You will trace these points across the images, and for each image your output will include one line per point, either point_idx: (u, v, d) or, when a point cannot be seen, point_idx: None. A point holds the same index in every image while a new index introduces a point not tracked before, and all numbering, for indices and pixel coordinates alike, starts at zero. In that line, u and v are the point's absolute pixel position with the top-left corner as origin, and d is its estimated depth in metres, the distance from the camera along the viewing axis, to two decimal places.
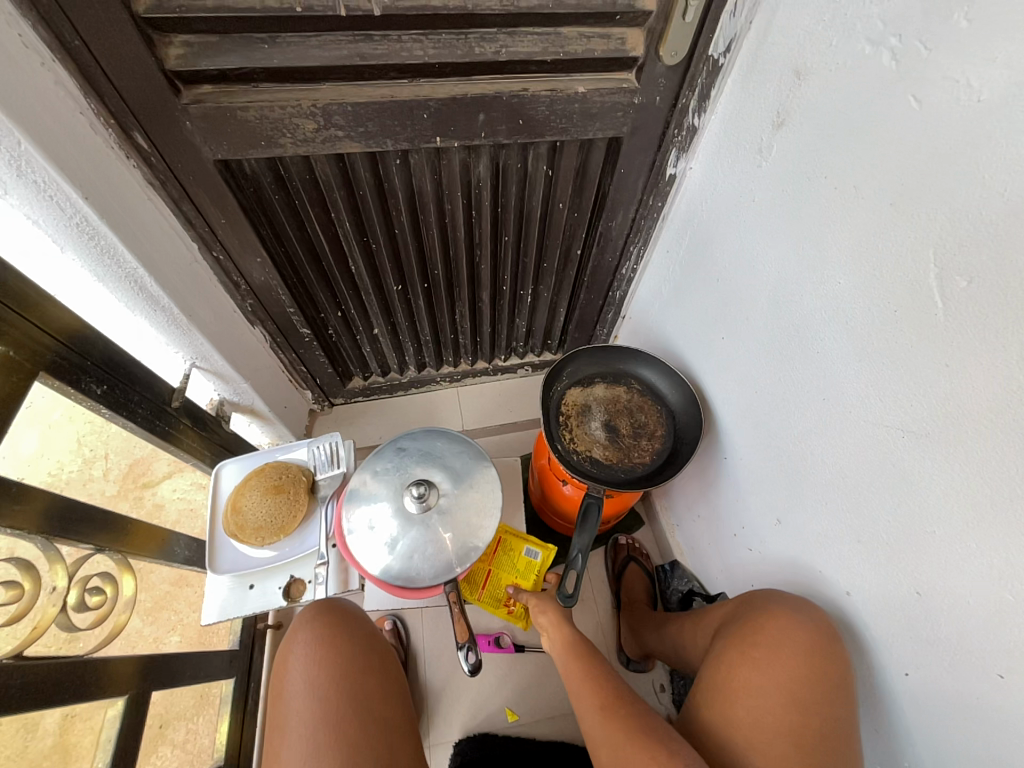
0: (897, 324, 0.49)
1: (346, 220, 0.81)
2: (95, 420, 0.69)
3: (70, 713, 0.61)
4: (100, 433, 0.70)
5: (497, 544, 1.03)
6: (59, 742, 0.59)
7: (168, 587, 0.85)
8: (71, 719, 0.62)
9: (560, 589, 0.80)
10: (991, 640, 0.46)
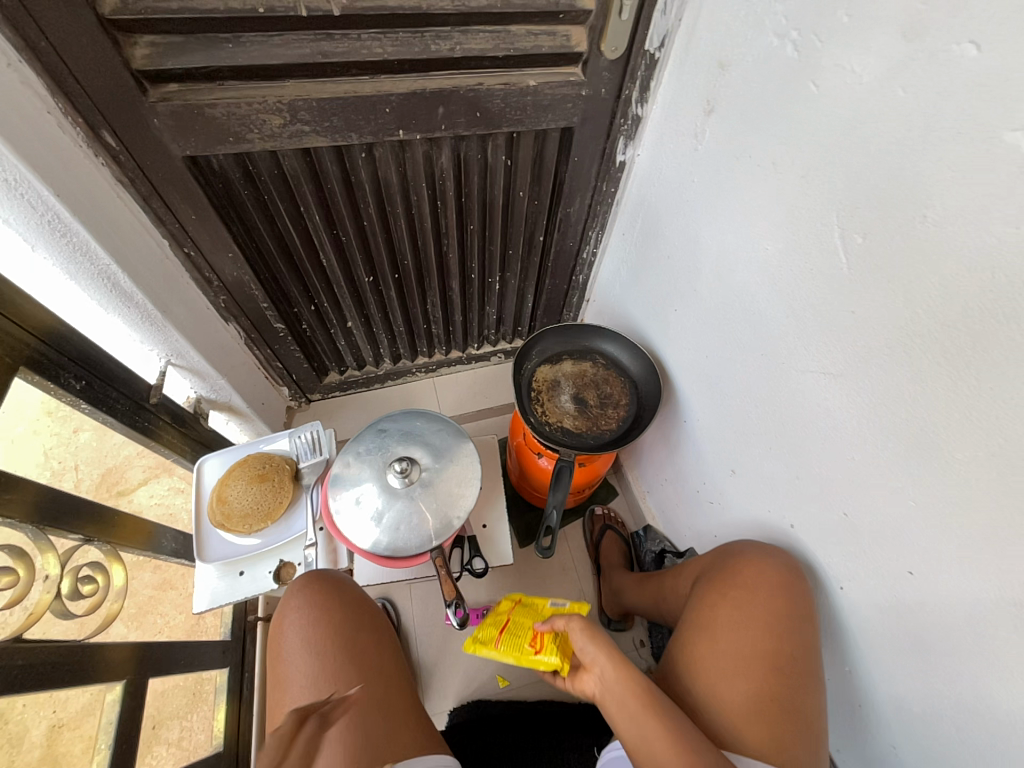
0: (813, 279, 0.57)
1: (315, 214, 0.84)
2: (62, 432, 0.69)
3: (56, 724, 0.61)
4: (68, 445, 0.70)
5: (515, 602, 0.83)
6: (46, 753, 0.59)
7: (152, 593, 0.86)
8: (58, 730, 0.62)
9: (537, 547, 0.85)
10: (903, 544, 0.53)
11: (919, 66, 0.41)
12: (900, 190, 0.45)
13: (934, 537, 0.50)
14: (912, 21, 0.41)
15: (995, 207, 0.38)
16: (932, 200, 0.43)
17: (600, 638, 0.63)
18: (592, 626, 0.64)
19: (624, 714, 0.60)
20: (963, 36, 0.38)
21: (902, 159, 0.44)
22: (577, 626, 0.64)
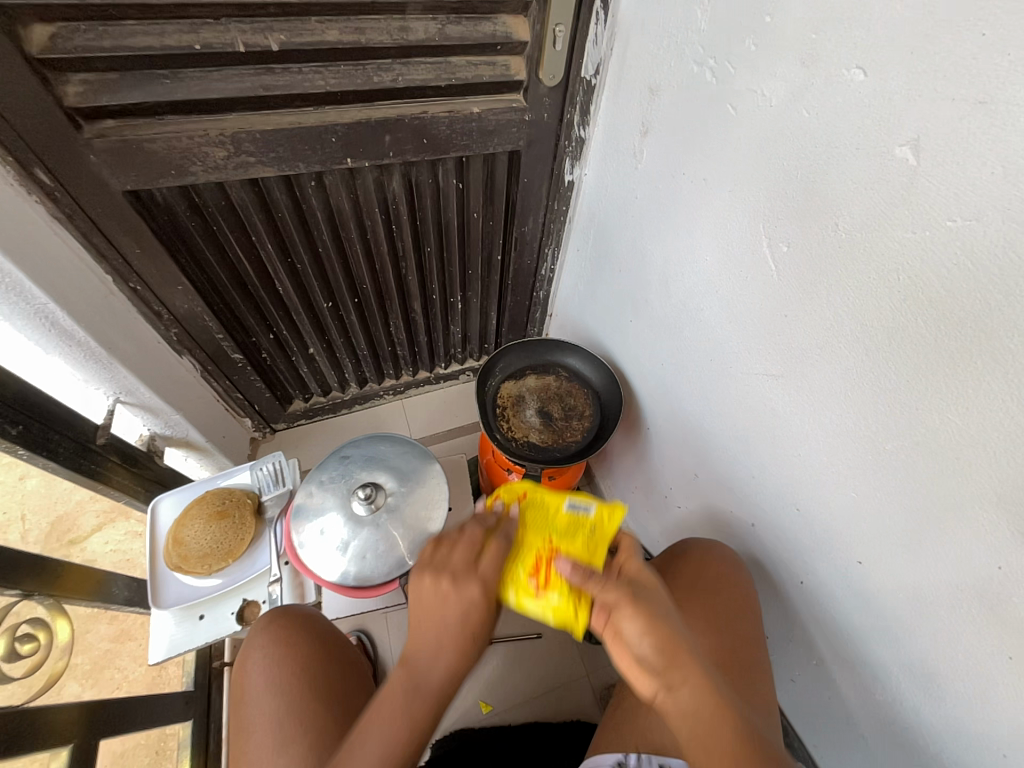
0: (749, 286, 0.60)
1: (267, 244, 0.84)
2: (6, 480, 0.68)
3: None
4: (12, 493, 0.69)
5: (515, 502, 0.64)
6: None
7: (107, 646, 0.81)
8: None
9: None
10: (851, 535, 0.56)
11: (817, 88, 0.45)
12: (814, 200, 0.48)
13: (876, 526, 0.52)
14: (808, 49, 0.45)
15: (892, 214, 0.42)
16: (841, 210, 0.46)
17: (664, 639, 0.49)
18: (657, 618, 0.49)
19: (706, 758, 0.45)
20: (851, 63, 0.42)
21: (812, 172, 0.48)
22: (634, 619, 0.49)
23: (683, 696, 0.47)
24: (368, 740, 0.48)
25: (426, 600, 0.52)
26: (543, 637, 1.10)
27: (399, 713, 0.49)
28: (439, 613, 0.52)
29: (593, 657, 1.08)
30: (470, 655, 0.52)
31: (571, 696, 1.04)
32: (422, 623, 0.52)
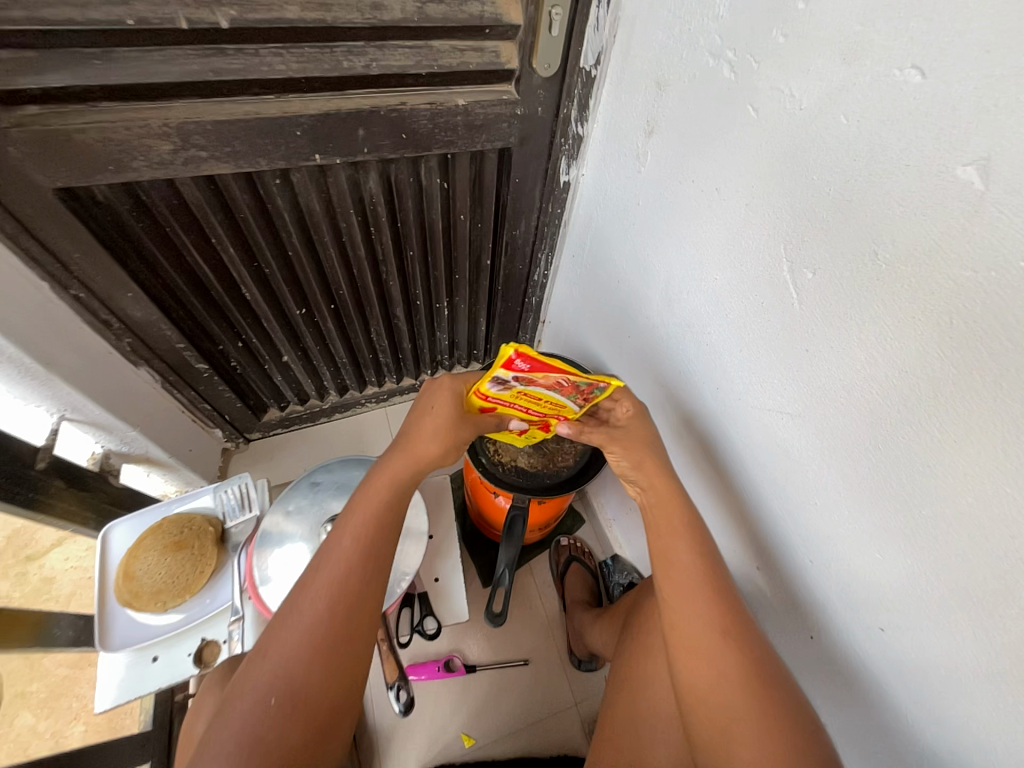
0: (765, 314, 0.53)
1: (229, 247, 0.76)
2: None
3: None
4: None
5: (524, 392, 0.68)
6: None
7: (66, 672, 1.00)
8: None
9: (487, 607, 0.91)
10: (873, 597, 0.50)
11: (860, 90, 0.38)
12: (849, 222, 0.41)
13: (905, 593, 0.46)
14: (851, 43, 0.38)
15: (948, 245, 0.35)
16: (883, 236, 0.39)
17: (675, 520, 0.66)
18: (651, 451, 0.70)
19: (681, 597, 0.61)
20: (905, 61, 0.34)
21: (848, 190, 0.41)
22: (660, 489, 0.68)
23: (677, 554, 0.64)
24: (349, 537, 0.62)
25: (435, 396, 0.71)
26: (531, 663, 1.05)
27: (381, 514, 0.65)
28: (432, 443, 0.69)
29: (583, 686, 1.03)
30: (443, 459, 0.71)
31: (559, 727, 0.99)
32: (427, 418, 0.70)
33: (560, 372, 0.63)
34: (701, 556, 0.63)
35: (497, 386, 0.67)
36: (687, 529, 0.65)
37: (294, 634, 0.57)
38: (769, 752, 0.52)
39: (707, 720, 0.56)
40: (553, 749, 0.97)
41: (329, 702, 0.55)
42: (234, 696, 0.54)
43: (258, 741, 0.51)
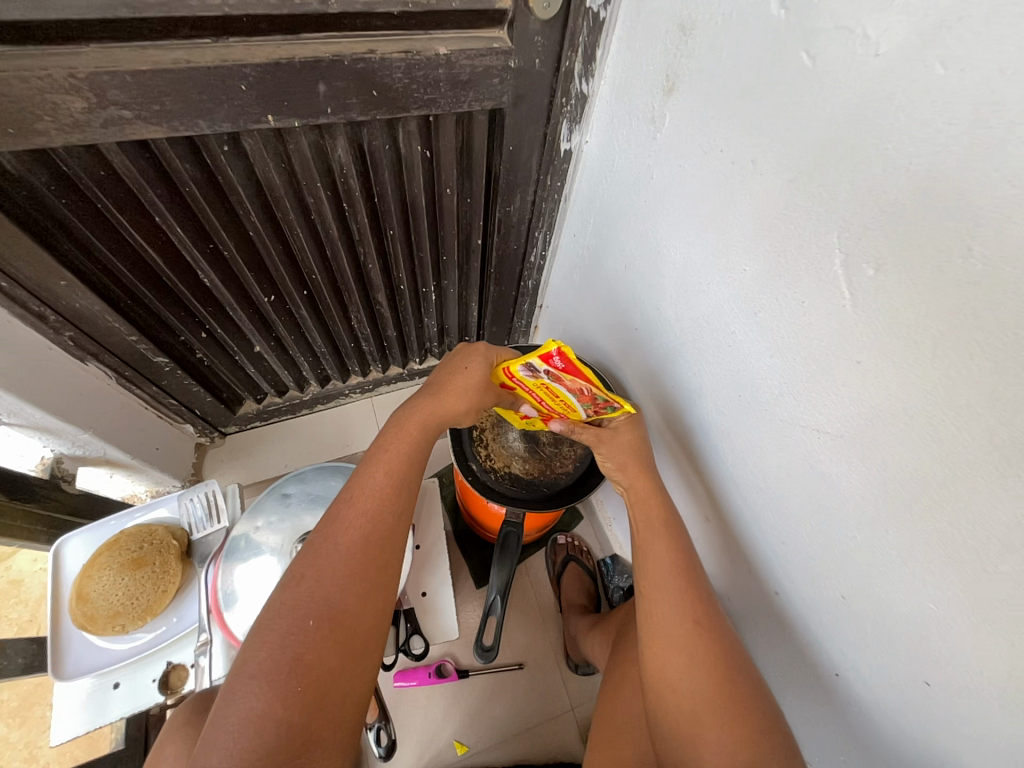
0: (808, 317, 0.44)
1: (176, 228, 0.65)
2: None
3: None
4: None
5: (548, 388, 0.63)
6: None
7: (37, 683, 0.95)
8: None
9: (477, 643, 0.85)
10: (918, 647, 0.43)
11: (968, 27, 0.28)
12: (933, 208, 0.32)
13: (962, 650, 0.39)
14: None
15: None
16: (983, 227, 0.30)
17: (652, 510, 0.65)
18: (640, 460, 0.67)
19: (655, 585, 0.60)
20: None
21: (937, 166, 0.31)
22: (641, 487, 0.66)
23: (654, 540, 0.63)
24: (380, 475, 0.63)
25: (468, 351, 0.70)
26: (525, 668, 1.01)
27: (410, 456, 0.65)
28: (460, 396, 0.69)
29: (580, 691, 0.99)
30: (465, 415, 0.71)
31: (554, 733, 0.96)
32: (458, 370, 0.70)
33: (587, 380, 0.58)
34: (676, 545, 0.62)
35: (526, 373, 0.61)
36: (665, 517, 0.64)
37: (330, 564, 0.56)
38: (730, 735, 0.53)
39: (673, 708, 0.56)
40: (548, 755, 0.94)
41: (363, 629, 0.56)
42: (268, 622, 0.53)
43: (298, 660, 0.50)
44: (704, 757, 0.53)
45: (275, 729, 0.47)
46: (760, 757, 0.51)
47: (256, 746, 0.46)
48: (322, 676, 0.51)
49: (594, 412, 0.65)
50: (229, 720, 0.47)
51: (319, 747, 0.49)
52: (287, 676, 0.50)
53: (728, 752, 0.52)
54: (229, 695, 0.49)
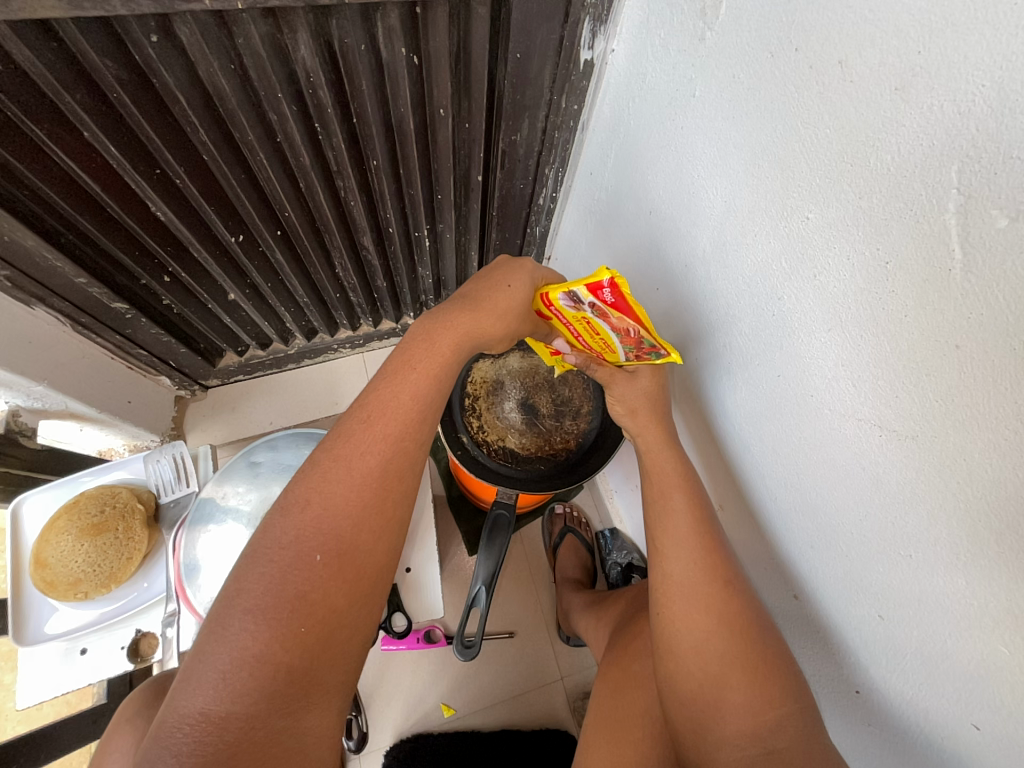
0: (893, 285, 0.34)
1: (110, 148, 0.54)
2: None
3: None
4: None
5: (587, 322, 0.53)
6: None
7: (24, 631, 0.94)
8: None
9: (459, 639, 0.84)
10: (971, 688, 0.37)
11: None
12: None
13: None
14: None
15: None
16: None
17: (667, 465, 0.57)
18: (655, 411, 0.59)
19: (674, 542, 0.53)
20: None
21: None
22: (654, 439, 0.58)
23: (673, 494, 0.55)
24: (405, 394, 0.50)
25: (510, 268, 0.58)
26: (516, 636, 0.99)
27: (439, 378, 0.53)
28: (501, 317, 0.56)
29: (570, 662, 0.98)
30: (499, 342, 0.59)
31: (542, 701, 0.95)
32: (500, 285, 0.56)
33: (637, 321, 0.47)
34: (698, 510, 0.54)
35: (566, 303, 0.51)
36: (683, 475, 0.56)
37: (343, 493, 0.45)
38: (756, 694, 0.46)
39: (692, 673, 0.48)
40: (535, 722, 0.94)
41: (376, 569, 0.45)
42: (263, 551, 0.42)
43: (302, 598, 0.41)
44: (726, 722, 0.46)
45: (273, 673, 0.39)
46: (790, 716, 0.44)
47: (250, 688, 0.38)
48: (329, 617, 0.42)
49: (634, 357, 0.55)
50: (218, 658, 0.38)
51: (321, 692, 0.41)
52: (287, 614, 0.40)
53: (754, 712, 0.45)
54: (214, 632, 0.40)
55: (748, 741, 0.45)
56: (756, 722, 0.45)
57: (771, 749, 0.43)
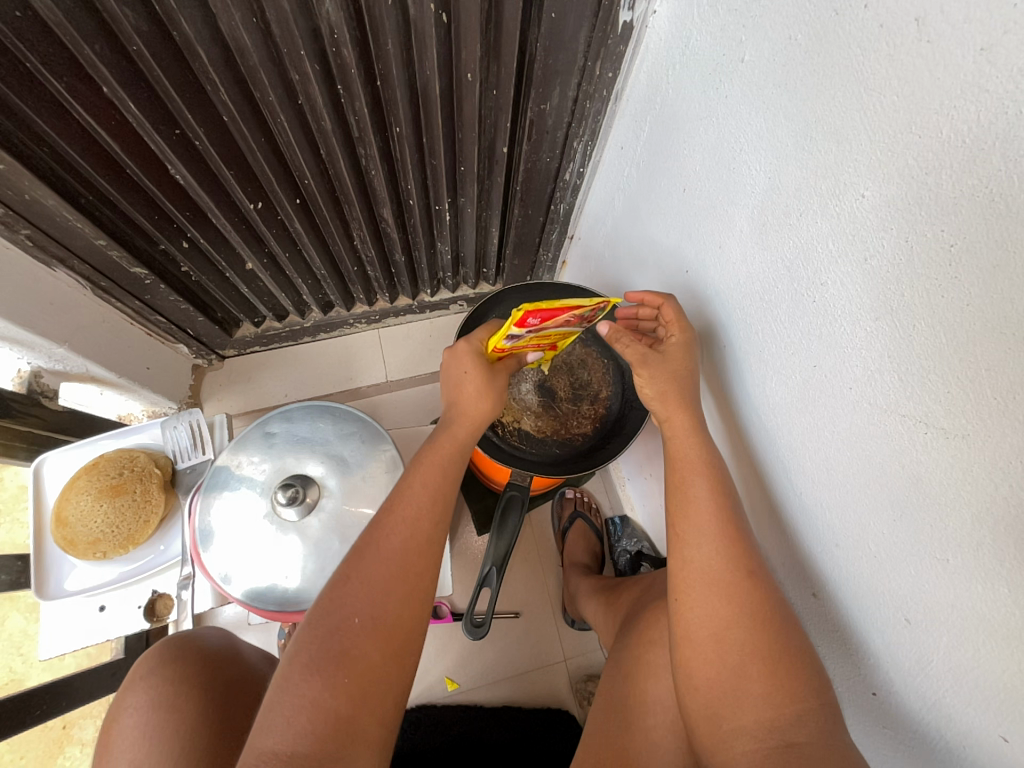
0: (957, 271, 0.31)
1: (129, 105, 0.52)
2: None
3: None
4: None
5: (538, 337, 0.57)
6: None
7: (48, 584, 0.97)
8: None
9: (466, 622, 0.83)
10: (1002, 701, 0.35)
11: None
12: None
13: None
14: None
15: None
16: None
17: (692, 451, 0.55)
18: (675, 395, 0.57)
19: (693, 529, 0.51)
20: None
21: None
22: (680, 425, 0.56)
23: (692, 481, 0.54)
24: (418, 480, 0.52)
25: (457, 357, 0.59)
26: (521, 616, 0.99)
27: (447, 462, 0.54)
28: (478, 401, 0.58)
29: (574, 644, 0.98)
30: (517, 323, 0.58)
31: (545, 681, 0.96)
32: (462, 379, 0.58)
33: (573, 310, 0.51)
34: (721, 497, 0.53)
35: (514, 344, 0.56)
36: (706, 461, 0.54)
37: (377, 562, 0.46)
38: (773, 687, 0.44)
39: (714, 674, 0.47)
40: (537, 701, 0.95)
41: (414, 624, 0.46)
42: (311, 616, 0.45)
43: (348, 653, 0.42)
44: (742, 713, 0.45)
45: (328, 716, 0.39)
46: (809, 712, 0.42)
47: (310, 731, 0.39)
48: (369, 672, 0.42)
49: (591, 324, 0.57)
50: (285, 706, 0.40)
51: (365, 744, 0.40)
52: (335, 669, 0.41)
53: (772, 705, 0.44)
54: (274, 694, 0.41)
55: (766, 731, 0.43)
56: (772, 715, 0.43)
57: (788, 741, 0.41)
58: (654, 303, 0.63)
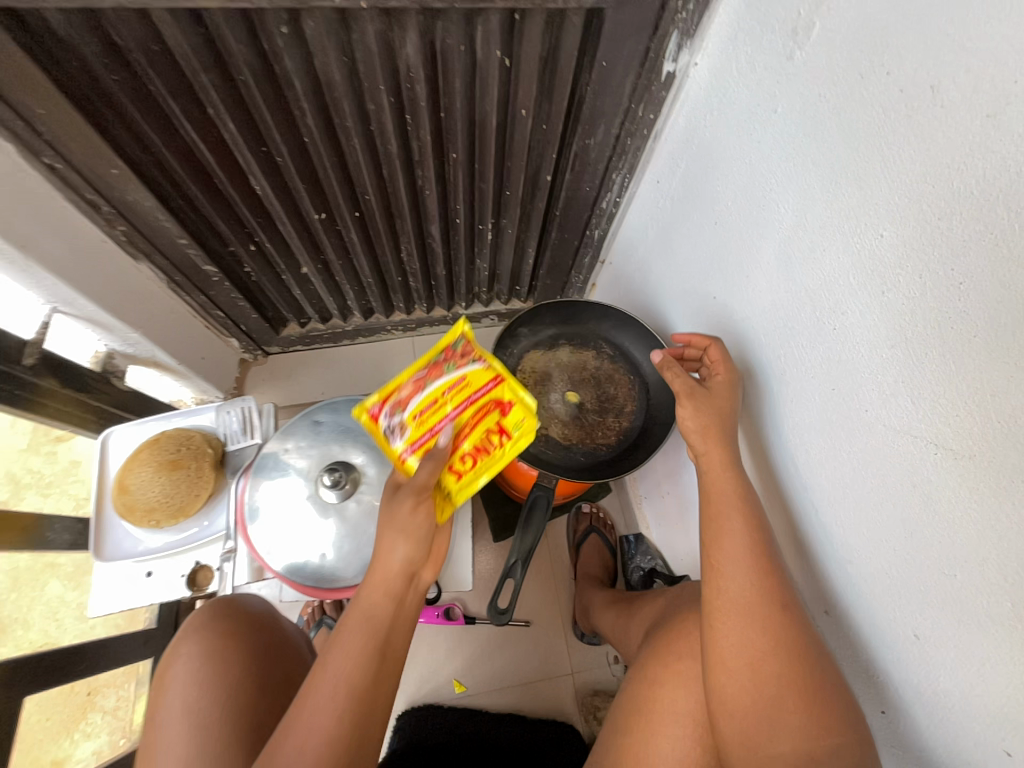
0: (965, 306, 0.35)
1: (229, 124, 0.60)
2: None
3: None
4: None
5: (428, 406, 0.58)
6: None
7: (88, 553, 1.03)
8: None
9: (490, 605, 0.83)
10: (1007, 715, 0.37)
11: None
12: None
13: None
14: None
15: None
16: None
17: (729, 482, 0.56)
18: (705, 413, 0.59)
19: (728, 560, 0.53)
20: None
21: None
22: (716, 459, 0.57)
23: (728, 516, 0.54)
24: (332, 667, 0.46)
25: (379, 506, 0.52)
26: (532, 626, 1.01)
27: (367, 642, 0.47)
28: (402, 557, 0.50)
29: (581, 659, 0.99)
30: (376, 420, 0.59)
31: (552, 692, 0.97)
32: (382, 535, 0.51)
33: (402, 384, 0.59)
34: (739, 508, 0.55)
35: (402, 436, 0.57)
36: (730, 473, 0.57)
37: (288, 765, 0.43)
38: (811, 720, 0.47)
39: (752, 707, 0.48)
40: (543, 712, 0.95)
41: None
42: None
43: None
44: (779, 741, 0.48)
45: None
46: (844, 745, 0.46)
47: None
48: None
49: (452, 364, 0.59)
50: None
51: None
52: None
53: (807, 735, 0.47)
54: None
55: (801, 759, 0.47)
56: (808, 745, 0.46)
57: None
58: (702, 345, 0.66)
